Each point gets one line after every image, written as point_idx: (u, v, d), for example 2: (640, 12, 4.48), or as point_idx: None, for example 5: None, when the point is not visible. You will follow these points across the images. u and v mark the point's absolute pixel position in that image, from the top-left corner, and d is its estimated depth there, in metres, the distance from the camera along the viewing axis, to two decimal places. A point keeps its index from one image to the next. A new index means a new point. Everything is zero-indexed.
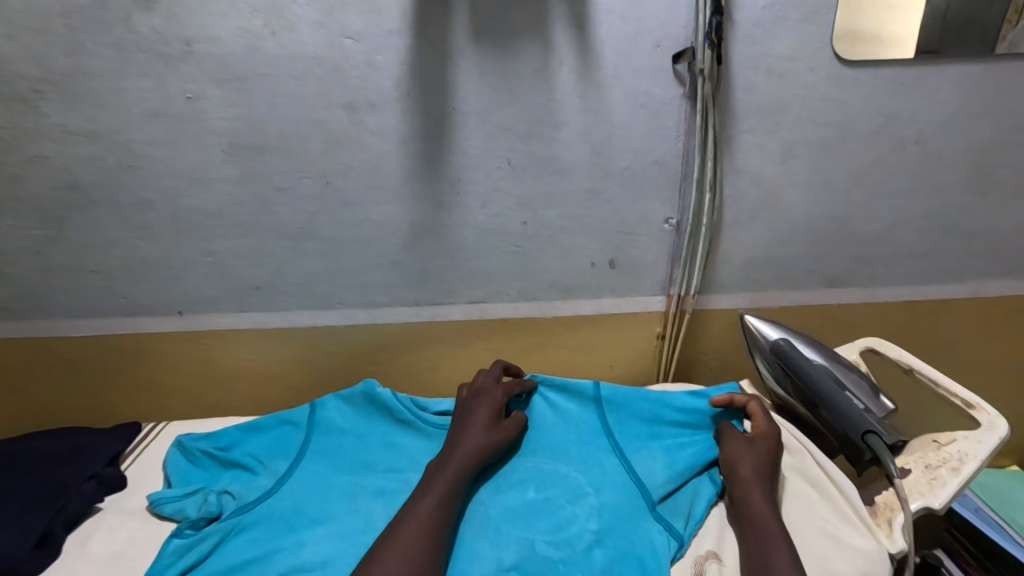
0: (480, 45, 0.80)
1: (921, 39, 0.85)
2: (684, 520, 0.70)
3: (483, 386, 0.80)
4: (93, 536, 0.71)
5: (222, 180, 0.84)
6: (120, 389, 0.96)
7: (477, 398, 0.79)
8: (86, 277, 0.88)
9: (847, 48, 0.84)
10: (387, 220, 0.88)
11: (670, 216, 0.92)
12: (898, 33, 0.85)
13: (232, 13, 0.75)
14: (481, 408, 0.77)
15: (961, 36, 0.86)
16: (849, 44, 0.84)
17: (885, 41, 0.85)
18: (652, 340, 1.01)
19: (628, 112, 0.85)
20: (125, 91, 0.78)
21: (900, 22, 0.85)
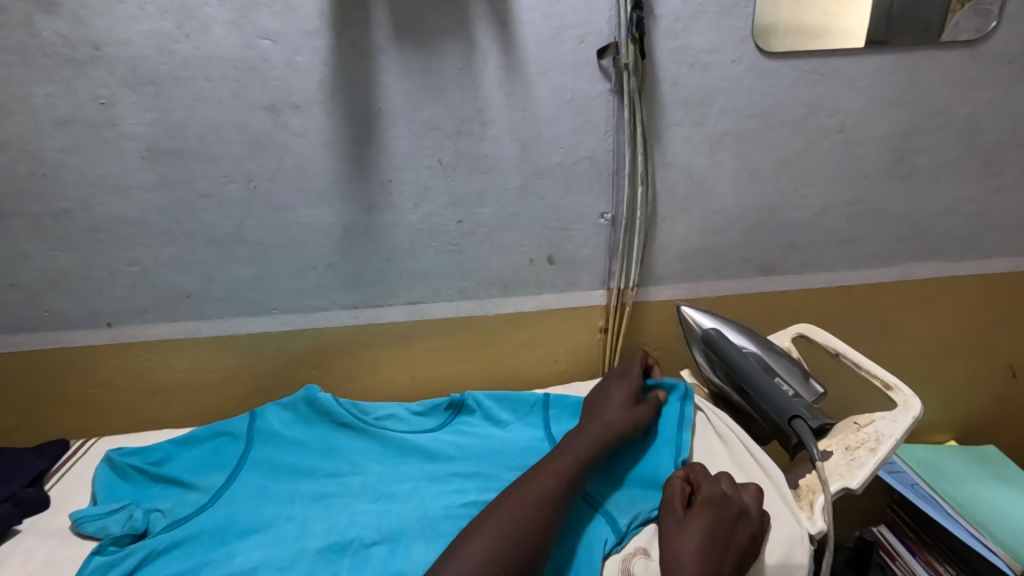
0: (402, 44, 0.79)
1: (871, 29, 0.88)
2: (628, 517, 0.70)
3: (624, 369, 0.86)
4: (8, 560, 0.67)
5: (142, 187, 0.82)
6: (50, 406, 0.93)
7: (616, 378, 0.85)
8: (5, 292, 0.85)
9: (796, 41, 0.87)
10: (318, 222, 0.87)
11: (605, 211, 0.93)
12: (847, 26, 0.88)
13: (141, 15, 0.73)
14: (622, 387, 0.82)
15: (908, 25, 0.88)
16: (799, 38, 0.87)
17: (834, 32, 0.88)
18: (596, 334, 1.02)
19: (557, 108, 0.85)
20: (32, 98, 0.75)
21: (849, 14, 0.88)
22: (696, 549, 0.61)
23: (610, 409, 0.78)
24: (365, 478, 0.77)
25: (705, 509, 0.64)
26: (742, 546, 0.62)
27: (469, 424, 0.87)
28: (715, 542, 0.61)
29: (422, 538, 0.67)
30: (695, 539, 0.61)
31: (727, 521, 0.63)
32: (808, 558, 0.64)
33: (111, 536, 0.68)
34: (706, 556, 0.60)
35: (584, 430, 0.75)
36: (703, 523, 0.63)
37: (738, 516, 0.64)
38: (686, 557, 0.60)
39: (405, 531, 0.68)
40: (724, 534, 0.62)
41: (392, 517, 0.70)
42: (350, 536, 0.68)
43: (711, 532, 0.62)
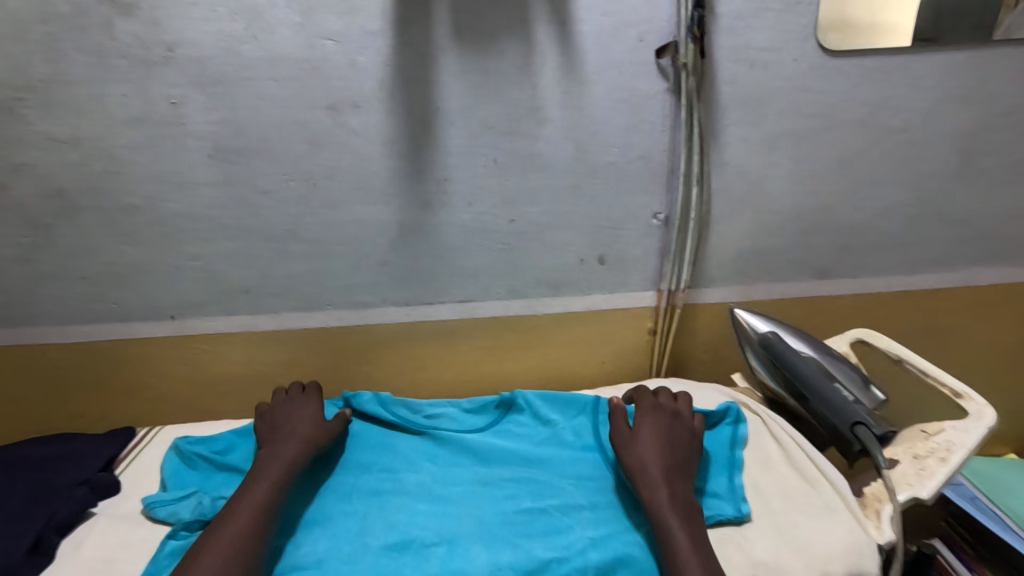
0: (462, 43, 0.79)
1: (915, 27, 0.85)
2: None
3: (294, 391, 0.86)
4: (87, 541, 0.69)
5: (206, 184, 0.84)
6: (111, 398, 0.96)
7: (290, 397, 0.85)
8: (75, 284, 0.88)
9: (838, 39, 0.84)
10: (373, 219, 0.88)
11: (658, 211, 0.92)
12: (890, 23, 0.85)
13: (212, 17, 0.75)
14: (303, 405, 0.83)
15: (979, 20, 0.85)
16: (841, 35, 0.84)
17: (876, 30, 0.85)
18: (643, 336, 1.01)
19: (612, 108, 0.84)
20: (107, 97, 0.78)
21: (892, 11, 0.85)
22: (653, 451, 0.72)
23: (301, 424, 0.79)
24: (419, 477, 0.78)
25: (646, 423, 0.76)
26: (687, 443, 0.75)
27: (520, 425, 0.87)
28: (665, 442, 0.74)
29: (480, 541, 0.68)
30: (651, 445, 0.73)
31: (669, 425, 0.76)
32: (875, 566, 0.63)
33: (186, 520, 0.69)
34: (665, 453, 0.72)
35: (279, 450, 0.75)
36: (651, 431, 0.75)
37: (675, 419, 0.77)
38: (649, 460, 0.71)
39: (463, 535, 0.69)
40: (671, 436, 0.75)
41: (450, 521, 0.70)
42: (411, 535, 0.68)
43: (659, 435, 0.74)
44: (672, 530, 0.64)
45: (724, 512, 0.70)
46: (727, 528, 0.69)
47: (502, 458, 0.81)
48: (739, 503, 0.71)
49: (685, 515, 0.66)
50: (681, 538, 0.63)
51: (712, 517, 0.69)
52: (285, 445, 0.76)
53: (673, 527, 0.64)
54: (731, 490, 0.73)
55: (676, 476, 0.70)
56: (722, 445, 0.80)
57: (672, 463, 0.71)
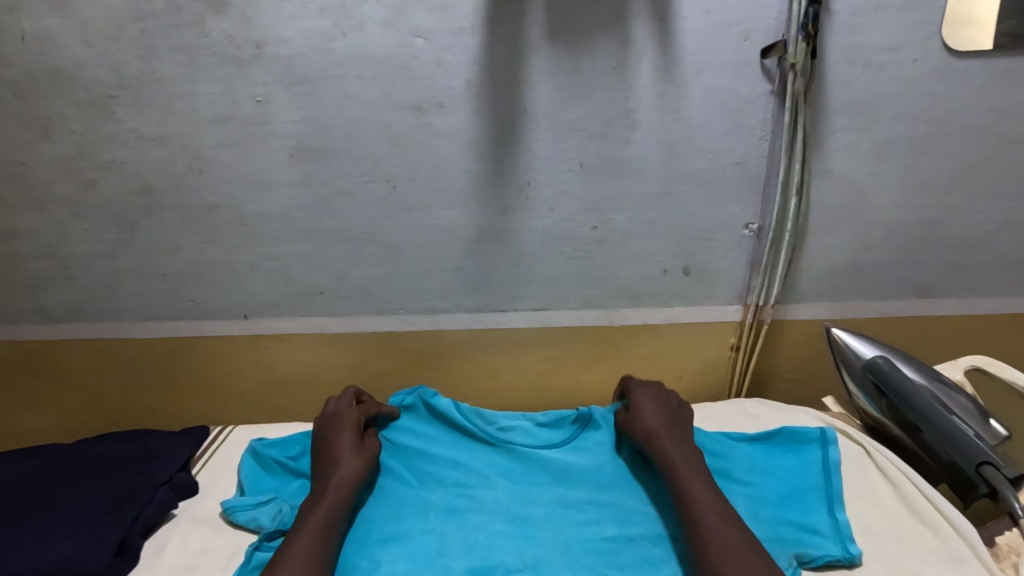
0: (555, 41, 0.76)
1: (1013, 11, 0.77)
2: (790, 560, 0.65)
3: (337, 410, 0.80)
4: (168, 545, 0.69)
5: (287, 184, 0.83)
6: (182, 394, 0.96)
7: (330, 422, 0.78)
8: (155, 282, 0.88)
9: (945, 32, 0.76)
10: (451, 223, 0.85)
11: (750, 221, 0.86)
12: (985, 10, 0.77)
13: (302, 14, 0.74)
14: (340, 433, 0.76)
15: None
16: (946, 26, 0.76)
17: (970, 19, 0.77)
18: (725, 352, 0.96)
19: (709, 111, 0.79)
20: (195, 95, 0.78)
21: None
22: (655, 419, 0.76)
23: (341, 461, 0.72)
24: (496, 493, 0.74)
25: (645, 399, 0.79)
26: (680, 409, 0.80)
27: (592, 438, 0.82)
28: (663, 409, 0.78)
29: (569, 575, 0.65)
30: (650, 413, 0.77)
31: (660, 395, 0.81)
32: None
33: (269, 531, 0.68)
34: (663, 419, 0.76)
35: (318, 496, 0.68)
36: (647, 403, 0.79)
37: (662, 390, 0.82)
38: (651, 424, 0.75)
39: (547, 564, 0.66)
40: (666, 404, 0.79)
41: (534, 546, 0.68)
42: (494, 560, 0.66)
43: (656, 405, 0.79)
44: (682, 473, 0.68)
45: (831, 553, 0.65)
46: (835, 571, 0.65)
47: (582, 479, 0.77)
48: (844, 543, 0.66)
49: (690, 463, 0.70)
50: (696, 481, 0.67)
51: (818, 558, 0.66)
52: (323, 491, 0.69)
53: (683, 471, 0.68)
54: (834, 526, 0.68)
55: (681, 437, 0.74)
56: (814, 472, 0.74)
57: (672, 426, 0.76)
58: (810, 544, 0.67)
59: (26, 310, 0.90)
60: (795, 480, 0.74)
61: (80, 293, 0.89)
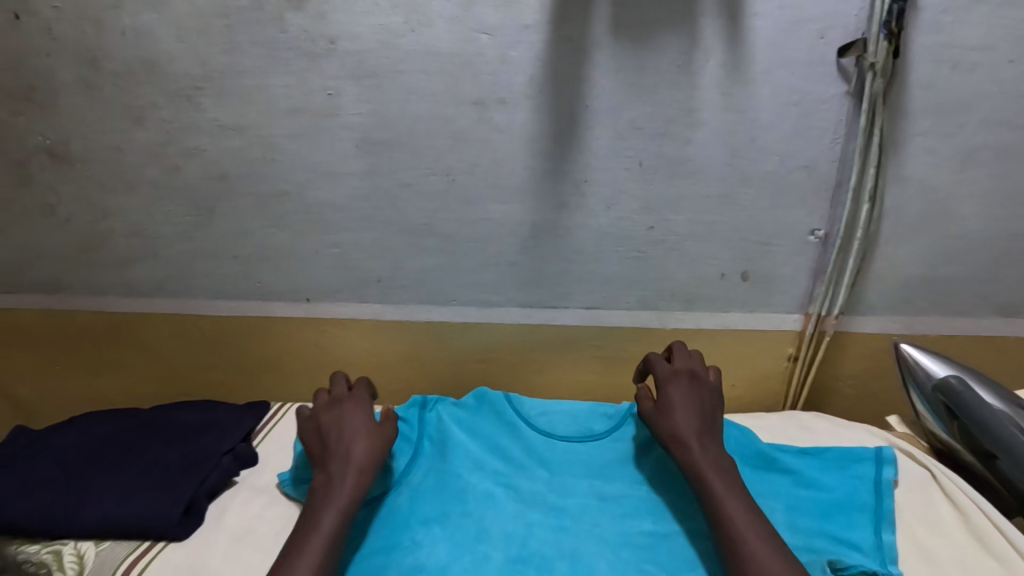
0: (620, 38, 0.75)
1: None
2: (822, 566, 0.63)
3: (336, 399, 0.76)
4: (230, 509, 0.73)
5: (351, 174, 0.86)
6: (247, 370, 1.02)
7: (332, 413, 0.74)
8: (228, 263, 0.94)
9: None
10: (507, 218, 0.86)
11: (817, 227, 0.83)
12: None
13: (374, 10, 0.77)
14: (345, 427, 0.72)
15: None
16: None
17: None
18: (782, 362, 0.92)
19: (778, 111, 0.77)
20: (272, 88, 0.82)
21: None
22: (685, 420, 0.71)
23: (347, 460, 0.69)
24: (533, 484, 0.75)
25: (676, 393, 0.74)
26: (714, 406, 0.74)
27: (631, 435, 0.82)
28: (699, 409, 0.72)
29: (607, 566, 0.64)
30: (679, 412, 0.72)
31: (693, 389, 0.74)
32: None
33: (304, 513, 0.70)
34: (694, 418, 0.71)
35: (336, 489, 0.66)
36: (678, 398, 0.73)
37: (695, 381, 0.75)
38: (681, 432, 0.70)
39: (584, 555, 0.66)
40: (699, 401, 0.73)
41: (570, 536, 0.68)
42: (530, 549, 0.66)
43: (688, 404, 0.73)
44: (717, 489, 0.64)
45: (868, 567, 0.63)
46: None
47: (619, 473, 0.77)
48: (887, 563, 0.64)
49: (725, 477, 0.66)
50: (731, 498, 0.63)
51: (853, 568, 0.63)
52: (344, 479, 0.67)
53: (718, 487, 0.64)
54: (876, 547, 0.65)
55: (714, 444, 0.70)
56: (863, 491, 0.71)
57: (705, 432, 0.70)
58: (846, 554, 0.64)
59: (115, 284, 0.98)
60: (838, 493, 0.71)
61: (161, 270, 0.96)
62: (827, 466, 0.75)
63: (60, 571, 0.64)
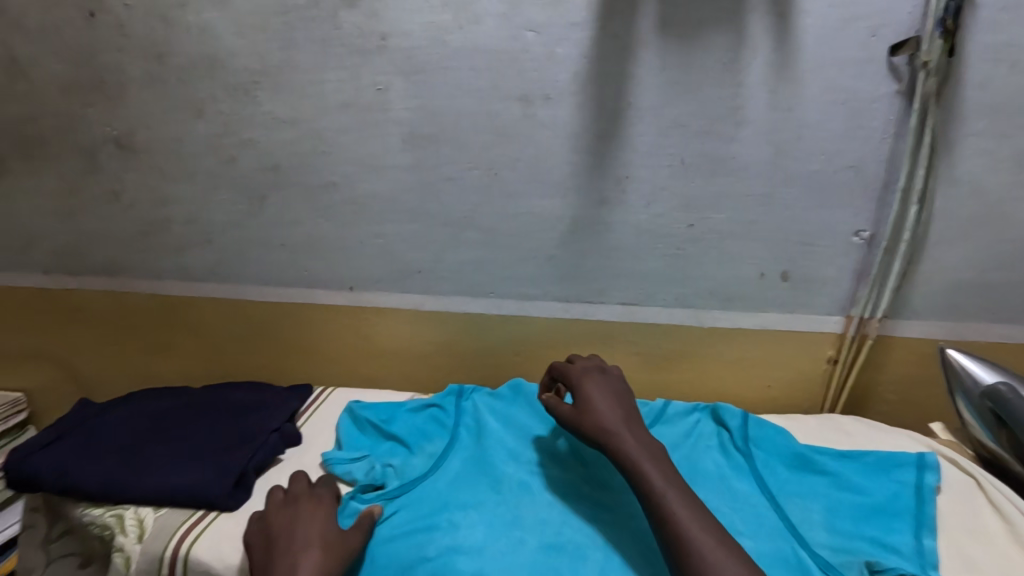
0: (666, 35, 0.76)
1: None
2: (859, 568, 0.63)
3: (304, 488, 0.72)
4: (277, 484, 0.77)
5: (397, 167, 0.89)
6: (289, 354, 1.06)
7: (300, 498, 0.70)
8: (277, 251, 0.98)
9: None
10: (547, 213, 0.88)
11: (862, 228, 0.82)
12: None
13: (424, 8, 0.79)
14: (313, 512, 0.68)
15: None
16: None
17: None
18: (821, 364, 0.91)
19: (826, 109, 0.76)
20: (325, 83, 0.85)
21: None
22: (609, 412, 0.71)
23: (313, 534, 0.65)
24: (568, 475, 0.75)
25: (591, 389, 0.74)
26: (627, 397, 0.75)
27: (664, 433, 0.83)
28: (618, 397, 0.74)
29: (638, 556, 0.65)
30: (600, 406, 0.72)
31: (603, 380, 0.76)
32: None
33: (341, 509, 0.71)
34: (616, 410, 0.72)
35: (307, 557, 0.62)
36: (595, 395, 0.73)
37: (605, 375, 0.77)
38: (607, 417, 0.70)
39: (618, 546, 0.66)
40: (612, 391, 0.75)
41: (605, 532, 0.68)
42: (565, 537, 0.67)
43: (604, 397, 0.73)
44: (656, 483, 0.62)
45: (907, 570, 0.62)
46: None
47: None
48: (926, 567, 0.63)
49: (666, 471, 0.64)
50: (672, 494, 0.61)
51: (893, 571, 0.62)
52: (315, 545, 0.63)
53: (658, 482, 0.62)
54: (917, 552, 0.64)
55: (648, 438, 0.69)
56: (902, 497, 0.70)
57: (626, 417, 0.71)
58: (885, 558, 0.64)
59: (171, 268, 1.03)
60: (877, 496, 0.70)
61: (214, 256, 1.00)
62: (865, 469, 0.74)
63: (122, 533, 0.69)
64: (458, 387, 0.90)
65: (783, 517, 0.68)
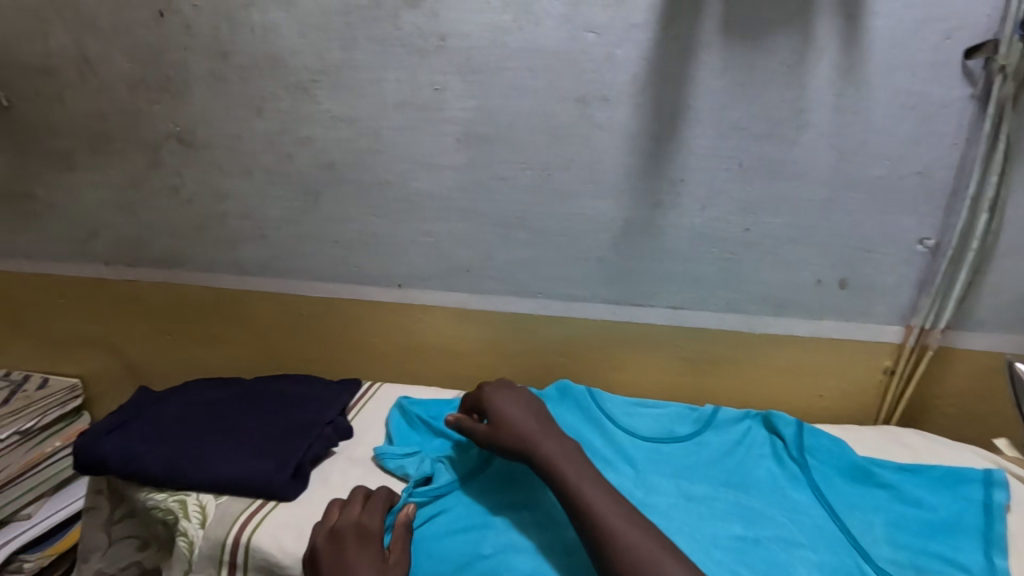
0: (730, 38, 0.75)
1: None
2: None
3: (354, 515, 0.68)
4: (331, 476, 0.78)
5: (451, 167, 0.89)
6: (335, 349, 1.07)
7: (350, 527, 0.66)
8: (329, 247, 1.00)
9: None
10: (600, 215, 0.87)
11: (927, 236, 0.80)
12: None
13: (485, 9, 0.80)
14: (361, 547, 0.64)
15: None
16: None
17: None
18: (877, 375, 0.89)
19: (893, 114, 0.75)
20: (383, 82, 0.86)
21: None
22: (520, 421, 0.72)
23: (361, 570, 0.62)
24: (620, 479, 0.74)
25: (502, 402, 0.75)
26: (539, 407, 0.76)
27: (713, 441, 0.82)
28: (524, 399, 0.76)
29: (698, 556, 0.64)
30: (516, 417, 0.72)
31: (513, 393, 0.77)
32: None
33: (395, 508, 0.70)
34: (530, 418, 0.73)
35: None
36: (506, 407, 0.74)
37: (515, 389, 0.78)
38: (520, 426, 0.71)
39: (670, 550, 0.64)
40: (521, 402, 0.76)
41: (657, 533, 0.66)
42: None
43: (516, 409, 0.74)
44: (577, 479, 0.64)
45: None
46: None
47: (704, 476, 0.76)
48: None
49: (577, 464, 0.66)
50: (587, 485, 0.63)
51: None
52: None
53: (573, 477, 0.64)
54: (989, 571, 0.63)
55: (561, 435, 0.71)
56: (970, 513, 0.68)
57: (538, 423, 0.72)
58: None
59: (225, 262, 1.05)
60: (941, 512, 0.69)
61: (267, 251, 1.03)
62: (928, 484, 0.72)
63: (186, 518, 0.71)
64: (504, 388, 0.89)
65: (844, 530, 0.68)
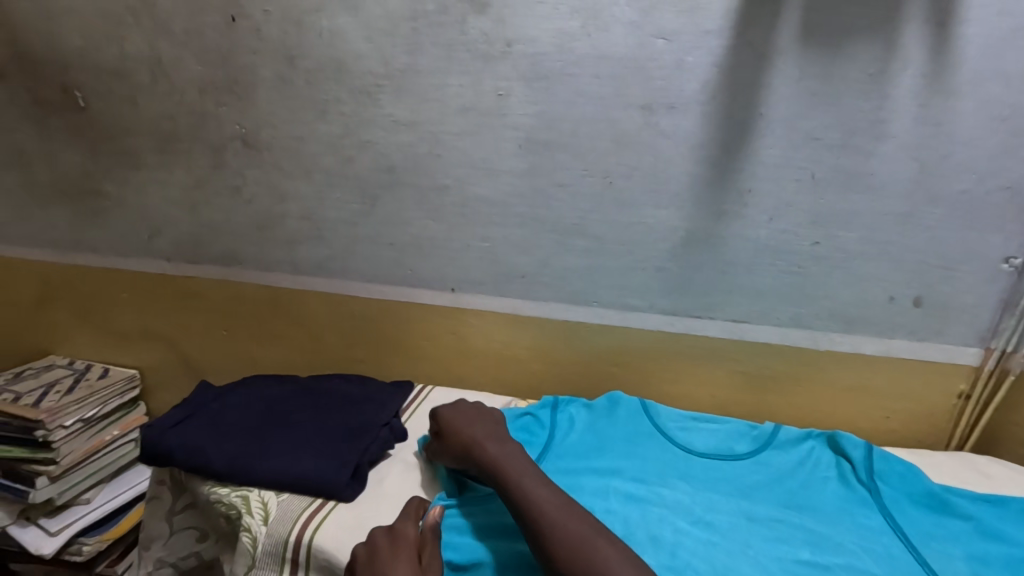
0: (808, 46, 0.73)
1: None
2: None
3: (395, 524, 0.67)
4: (387, 479, 0.79)
5: (510, 172, 0.89)
6: (385, 351, 1.08)
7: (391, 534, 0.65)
8: (384, 249, 1.01)
9: None
10: (660, 223, 0.86)
11: (1013, 254, 0.76)
12: None
13: (553, 15, 0.79)
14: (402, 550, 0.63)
15: None
16: None
17: None
18: (949, 399, 0.85)
19: (981, 125, 0.71)
20: (447, 87, 0.87)
21: None
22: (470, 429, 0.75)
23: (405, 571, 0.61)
24: (677, 495, 0.72)
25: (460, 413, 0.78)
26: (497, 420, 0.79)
27: (774, 463, 0.79)
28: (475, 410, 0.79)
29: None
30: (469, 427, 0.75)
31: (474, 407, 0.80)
32: None
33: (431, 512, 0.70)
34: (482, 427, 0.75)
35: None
36: (461, 417, 0.77)
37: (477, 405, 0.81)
38: (469, 433, 0.74)
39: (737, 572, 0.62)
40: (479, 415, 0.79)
41: (721, 552, 0.64)
42: (683, 560, 0.63)
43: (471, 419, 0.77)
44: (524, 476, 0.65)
45: None
46: None
47: (766, 496, 0.74)
48: None
49: None
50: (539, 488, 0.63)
51: None
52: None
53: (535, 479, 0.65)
54: None
55: None
56: None
57: (487, 431, 0.75)
58: None
59: (282, 260, 1.07)
60: None
61: (324, 252, 1.04)
62: (1009, 518, 0.69)
63: (248, 514, 0.71)
64: (552, 399, 0.87)
65: (921, 562, 0.64)
